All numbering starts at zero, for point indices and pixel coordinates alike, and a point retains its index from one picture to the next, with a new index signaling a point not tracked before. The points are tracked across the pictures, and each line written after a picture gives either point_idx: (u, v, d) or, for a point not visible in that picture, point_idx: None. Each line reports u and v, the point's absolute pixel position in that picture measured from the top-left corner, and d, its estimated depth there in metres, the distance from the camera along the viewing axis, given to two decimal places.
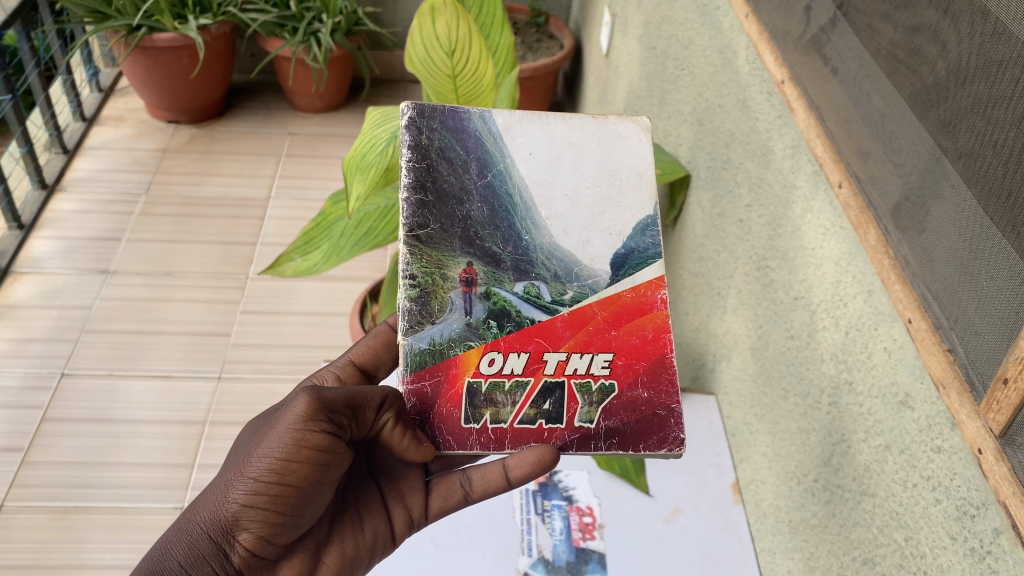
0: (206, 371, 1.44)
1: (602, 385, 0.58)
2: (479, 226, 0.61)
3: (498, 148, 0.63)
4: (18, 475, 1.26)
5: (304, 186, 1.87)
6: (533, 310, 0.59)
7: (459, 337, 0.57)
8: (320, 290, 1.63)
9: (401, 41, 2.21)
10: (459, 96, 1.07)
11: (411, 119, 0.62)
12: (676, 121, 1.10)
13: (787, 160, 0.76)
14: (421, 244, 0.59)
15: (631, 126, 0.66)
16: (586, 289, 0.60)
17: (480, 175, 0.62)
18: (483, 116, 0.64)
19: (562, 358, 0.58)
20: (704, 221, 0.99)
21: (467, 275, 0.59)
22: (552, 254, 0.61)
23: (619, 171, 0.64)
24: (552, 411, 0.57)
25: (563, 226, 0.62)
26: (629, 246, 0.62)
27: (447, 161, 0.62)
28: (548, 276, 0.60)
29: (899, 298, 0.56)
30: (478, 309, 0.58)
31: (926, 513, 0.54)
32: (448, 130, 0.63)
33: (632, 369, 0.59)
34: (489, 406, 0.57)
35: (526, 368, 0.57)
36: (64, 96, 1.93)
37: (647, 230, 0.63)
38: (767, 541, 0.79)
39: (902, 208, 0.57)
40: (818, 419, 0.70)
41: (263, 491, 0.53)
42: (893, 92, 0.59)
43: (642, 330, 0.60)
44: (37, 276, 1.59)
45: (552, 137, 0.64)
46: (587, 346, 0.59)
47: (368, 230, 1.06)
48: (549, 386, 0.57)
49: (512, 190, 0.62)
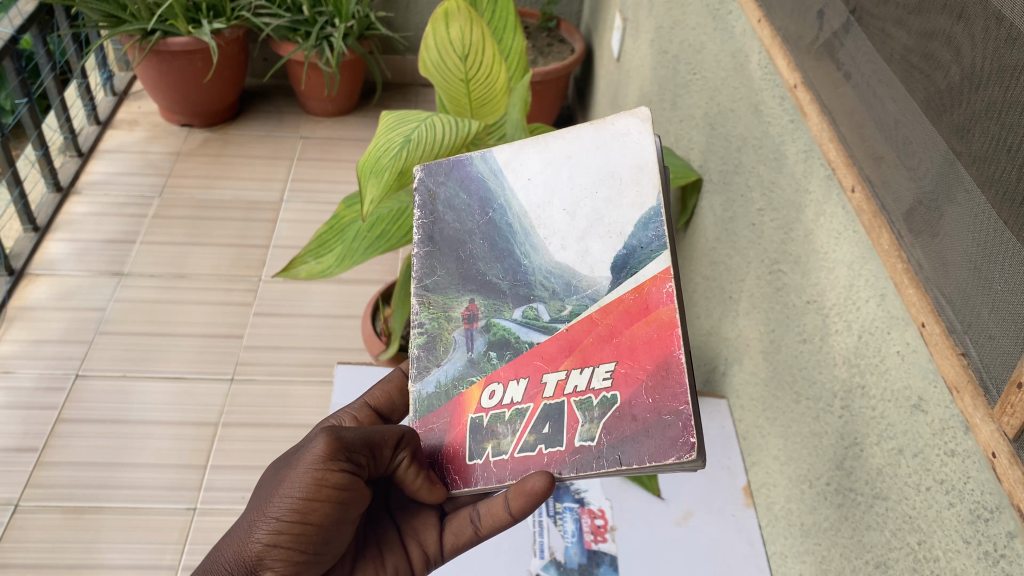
0: (219, 373, 1.45)
1: (603, 399, 0.53)
2: (482, 261, 0.61)
3: (500, 183, 0.62)
4: (34, 475, 1.27)
5: (316, 189, 1.88)
6: (530, 333, 0.57)
7: (461, 375, 0.58)
8: (332, 293, 1.63)
9: (412, 45, 2.22)
10: (472, 100, 1.08)
11: (421, 179, 0.65)
12: (688, 125, 1.10)
13: (800, 164, 0.76)
14: (429, 293, 0.61)
15: (630, 121, 0.60)
16: (585, 301, 0.57)
17: (483, 214, 0.62)
18: (485, 157, 0.64)
19: (561, 378, 0.55)
20: (716, 224, 0.99)
21: (469, 311, 0.60)
22: (551, 273, 0.59)
23: (617, 171, 0.59)
24: (551, 435, 0.53)
25: (561, 241, 0.59)
26: (632, 245, 0.57)
27: (454, 208, 0.63)
28: (547, 295, 0.58)
29: (913, 303, 0.56)
30: (478, 342, 0.58)
31: (940, 516, 0.55)
32: (453, 180, 0.64)
33: (635, 376, 0.53)
34: (489, 438, 0.55)
35: (525, 395, 0.55)
36: (78, 99, 1.95)
37: (650, 224, 0.57)
38: (779, 544, 0.79)
39: (915, 213, 0.58)
40: (830, 423, 0.70)
41: (285, 530, 0.53)
42: (907, 97, 0.59)
43: (648, 330, 0.54)
44: (52, 278, 1.60)
45: (550, 156, 0.62)
46: (587, 360, 0.55)
47: (381, 234, 1.06)
48: (548, 409, 0.54)
49: (512, 220, 0.61)
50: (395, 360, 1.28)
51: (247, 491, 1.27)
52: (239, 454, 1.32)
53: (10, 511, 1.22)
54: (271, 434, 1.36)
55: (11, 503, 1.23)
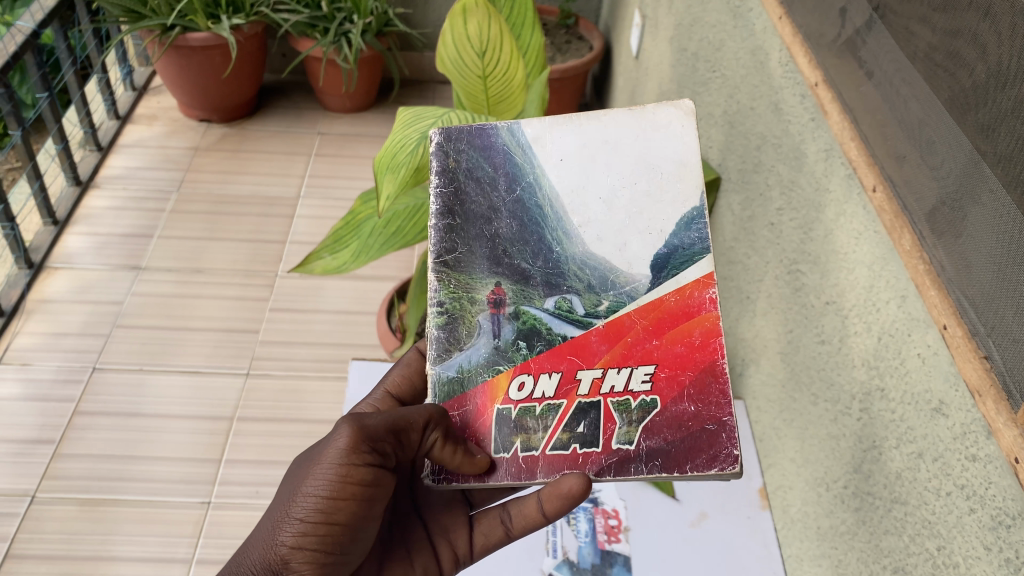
0: (234, 368, 1.45)
1: (642, 402, 0.56)
2: (508, 243, 0.61)
3: (528, 159, 0.62)
4: (51, 467, 1.28)
5: (333, 185, 1.88)
6: (564, 326, 0.58)
7: (488, 362, 0.58)
8: (347, 289, 1.63)
9: (430, 42, 2.22)
10: (489, 97, 1.08)
11: (439, 145, 0.63)
12: (707, 123, 1.09)
13: (820, 163, 0.76)
14: (449, 269, 0.60)
15: (673, 112, 0.61)
16: (623, 297, 0.58)
17: (510, 190, 0.61)
18: (512, 128, 0.63)
19: (597, 376, 0.57)
20: (734, 223, 0.98)
21: (495, 295, 0.59)
22: (585, 263, 0.59)
23: (658, 164, 0.60)
24: (586, 435, 0.55)
25: (597, 232, 0.60)
26: (673, 244, 0.59)
27: (476, 180, 0.62)
28: (581, 287, 0.59)
29: (935, 304, 0.56)
30: (506, 329, 0.58)
31: (960, 522, 0.54)
32: (476, 149, 0.63)
33: (676, 382, 0.56)
34: (519, 432, 0.56)
35: (558, 390, 0.57)
36: (99, 93, 1.96)
37: (692, 224, 0.59)
38: (795, 547, 0.78)
39: (937, 214, 0.57)
40: (848, 426, 0.69)
41: (310, 531, 0.53)
42: (931, 96, 0.58)
43: (689, 336, 0.57)
44: (70, 271, 1.61)
45: (584, 138, 0.62)
46: (625, 360, 0.57)
47: (397, 230, 1.06)
48: (583, 407, 0.56)
49: (542, 201, 0.61)
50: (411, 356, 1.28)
51: (261, 486, 1.27)
52: (253, 450, 1.33)
53: (27, 502, 1.23)
54: (286, 429, 1.36)
55: (28, 494, 1.24)
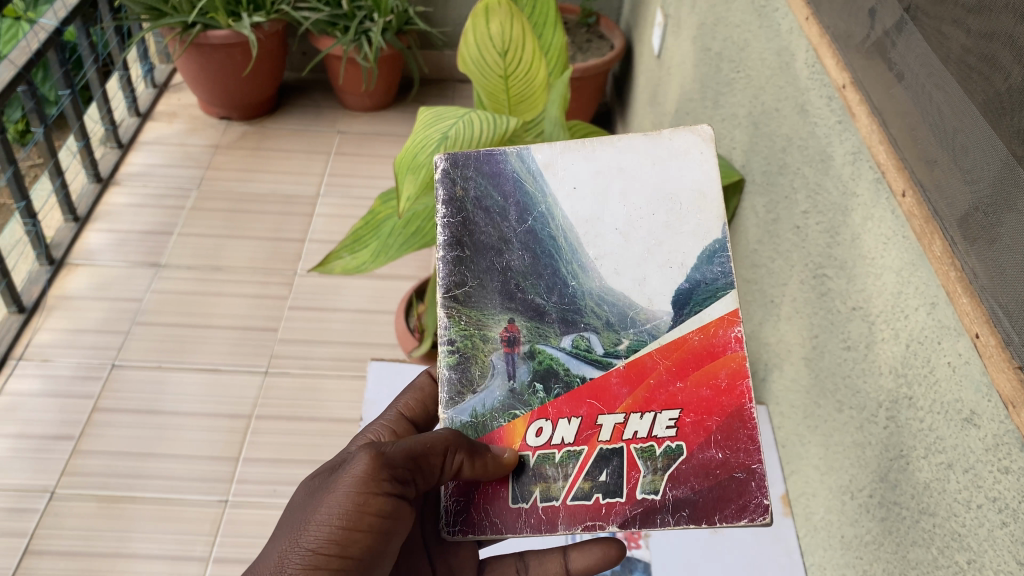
0: (253, 366, 1.45)
1: (667, 448, 0.57)
2: (520, 277, 0.61)
3: (539, 187, 0.62)
4: (70, 463, 1.28)
5: (352, 184, 1.88)
6: (582, 367, 0.59)
7: (505, 407, 0.59)
8: (365, 288, 1.63)
9: (450, 40, 2.21)
10: (510, 97, 1.07)
11: (445, 171, 0.63)
12: (730, 124, 1.08)
13: (847, 167, 0.74)
14: (460, 305, 0.60)
15: (690, 138, 0.63)
16: (644, 336, 0.60)
17: (521, 221, 0.62)
18: (521, 155, 0.63)
19: (619, 421, 0.58)
20: (758, 226, 0.97)
21: (509, 333, 0.60)
22: (603, 299, 0.60)
23: (678, 193, 0.62)
24: (609, 484, 0.57)
25: (614, 265, 0.61)
26: (694, 279, 0.60)
27: (484, 210, 0.62)
28: (598, 325, 0.60)
29: (967, 312, 0.55)
30: (521, 370, 0.60)
31: (991, 535, 0.53)
32: (483, 175, 0.63)
33: (702, 427, 0.58)
34: (538, 482, 0.57)
35: (577, 436, 0.58)
36: (120, 90, 1.97)
37: (714, 258, 0.60)
38: (818, 555, 0.77)
39: (971, 219, 0.55)
40: (875, 434, 0.68)
41: (323, 565, 0.54)
42: (964, 99, 0.57)
43: (715, 377, 0.59)
44: (90, 268, 1.62)
45: (599, 165, 0.63)
46: (648, 404, 0.58)
47: (417, 230, 1.06)
48: (606, 454, 0.57)
49: (554, 232, 0.61)
50: (429, 357, 1.28)
51: (278, 484, 1.27)
52: (270, 448, 1.33)
53: (46, 497, 1.23)
54: (303, 427, 1.36)
55: (47, 490, 1.24)
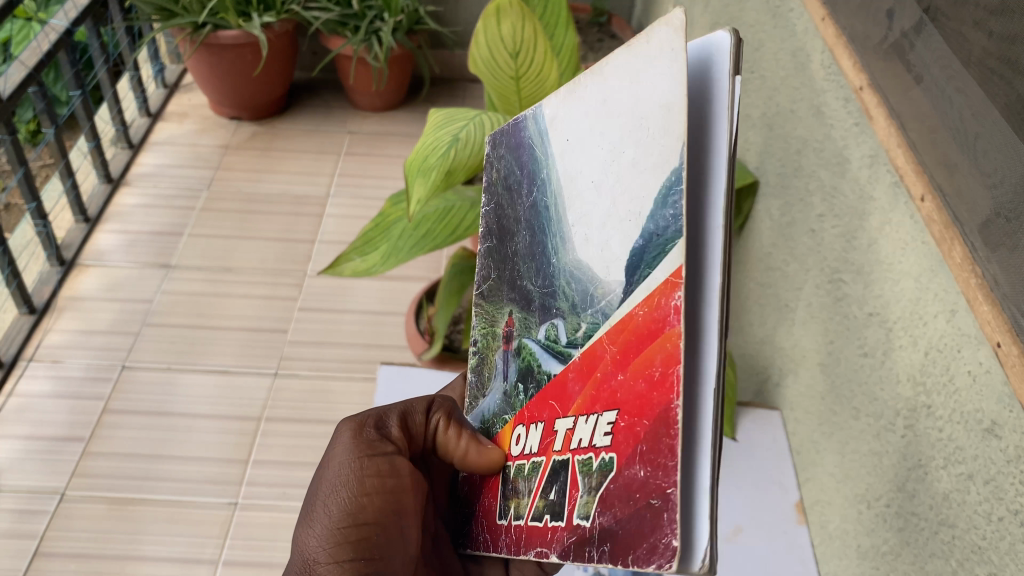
0: (262, 368, 1.45)
1: (602, 462, 0.43)
2: (523, 260, 0.58)
3: (543, 150, 0.55)
4: (80, 464, 1.28)
5: (362, 184, 1.87)
6: (551, 361, 0.52)
7: (499, 411, 0.58)
8: (376, 289, 1.63)
9: (461, 40, 2.21)
10: (521, 98, 1.06)
11: (490, 154, 0.64)
12: (744, 125, 1.07)
13: (864, 169, 0.73)
14: (483, 301, 0.63)
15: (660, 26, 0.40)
16: (600, 317, 0.47)
17: (528, 195, 0.57)
18: (538, 116, 0.56)
19: (571, 427, 0.48)
20: (773, 229, 0.95)
21: (508, 329, 0.59)
22: (575, 277, 0.50)
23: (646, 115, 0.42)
24: (554, 503, 0.46)
25: (587, 231, 0.49)
26: (650, 232, 0.41)
27: (510, 189, 0.60)
28: (568, 308, 0.51)
29: (988, 320, 0.53)
30: (513, 369, 0.58)
31: (1013, 548, 0.51)
32: (511, 151, 0.60)
33: (632, 434, 0.41)
34: (513, 496, 0.52)
35: (540, 445, 0.51)
36: (131, 91, 1.98)
37: (669, 198, 0.39)
38: (833, 564, 0.76)
39: (992, 225, 0.54)
40: (892, 442, 0.67)
41: (345, 536, 0.54)
42: (985, 102, 0.56)
43: (650, 365, 0.40)
44: (101, 269, 1.62)
45: (587, 104, 0.50)
46: (592, 405, 0.46)
47: (426, 233, 1.05)
48: (556, 469, 0.47)
49: (547, 202, 0.54)
50: (439, 359, 1.27)
51: (288, 487, 1.27)
52: (281, 450, 1.32)
53: (57, 499, 1.23)
54: (313, 430, 1.36)
55: (58, 492, 1.24)
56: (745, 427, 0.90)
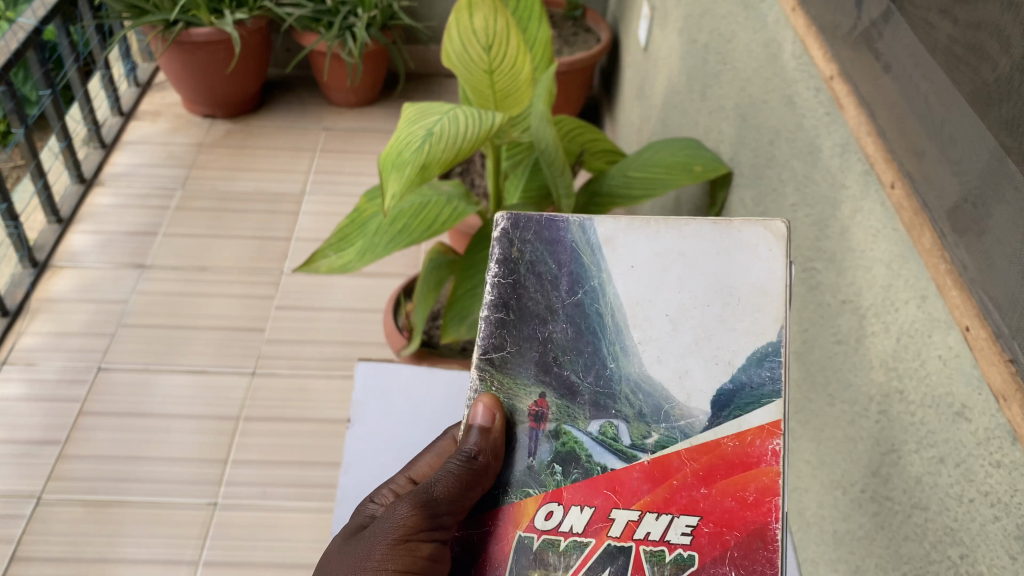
0: (240, 366, 1.45)
1: (678, 555, 0.51)
2: (559, 350, 0.56)
3: (595, 262, 0.57)
4: (56, 468, 1.27)
5: (339, 181, 1.87)
6: (604, 455, 0.54)
7: (518, 483, 0.55)
8: (353, 286, 1.62)
9: (436, 36, 2.20)
10: (495, 92, 1.06)
11: (505, 231, 0.59)
12: (718, 116, 1.08)
13: (836, 158, 0.74)
14: (494, 368, 0.57)
15: (761, 232, 0.55)
16: (675, 433, 0.53)
17: (570, 293, 0.57)
18: (582, 226, 0.58)
19: (633, 518, 0.52)
20: (747, 220, 0.96)
21: (537, 407, 0.56)
22: (639, 387, 0.54)
23: (739, 289, 0.54)
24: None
25: (657, 352, 0.55)
26: (739, 380, 0.53)
27: (536, 275, 0.58)
28: (630, 413, 0.54)
29: (956, 305, 0.53)
30: (543, 449, 0.55)
31: (983, 529, 0.52)
32: (542, 242, 0.59)
33: (720, 541, 0.51)
34: (538, 568, 0.52)
35: (587, 526, 0.52)
36: (102, 91, 1.95)
37: (766, 360, 0.53)
38: (811, 550, 0.77)
39: (959, 211, 0.55)
40: (866, 428, 0.67)
41: None
42: (952, 89, 0.56)
43: (743, 489, 0.51)
44: (74, 270, 1.60)
45: (658, 245, 0.57)
46: (667, 505, 0.52)
47: (403, 228, 1.07)
48: (612, 551, 0.51)
49: (602, 309, 0.56)
50: (417, 355, 1.27)
51: (267, 486, 1.27)
52: (261, 448, 1.32)
53: (33, 503, 1.22)
54: (293, 427, 1.36)
55: (34, 495, 1.23)
56: None
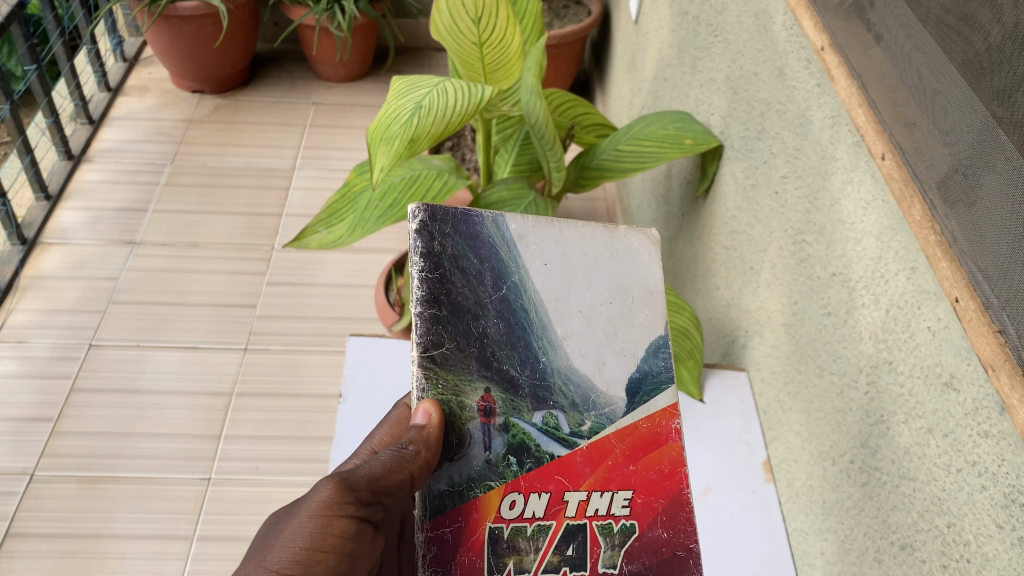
0: (232, 342, 1.44)
1: (623, 526, 0.55)
2: (495, 345, 0.55)
3: (513, 257, 0.57)
4: (49, 445, 1.27)
5: (329, 157, 1.86)
6: (552, 443, 0.55)
7: (479, 476, 0.53)
8: (345, 262, 1.62)
9: (426, 9, 2.18)
10: (485, 64, 1.05)
11: (423, 224, 0.55)
12: (709, 89, 1.07)
13: (827, 130, 0.73)
14: (437, 366, 0.53)
15: (641, 238, 0.60)
16: (604, 419, 0.56)
17: (495, 288, 0.56)
18: (496, 220, 0.57)
19: (583, 498, 0.54)
20: (737, 193, 0.96)
21: (485, 402, 0.54)
22: (569, 378, 0.56)
23: (632, 288, 0.59)
24: (575, 558, 0.53)
25: (579, 347, 0.57)
26: (643, 369, 0.58)
27: (461, 270, 0.55)
28: (566, 404, 0.55)
29: (946, 277, 0.53)
30: (497, 442, 0.54)
31: (970, 499, 0.53)
32: (461, 235, 0.56)
33: (652, 508, 0.55)
34: (512, 554, 0.52)
35: (547, 510, 0.54)
36: (88, 65, 1.93)
37: (660, 351, 0.58)
38: (800, 521, 0.78)
39: (950, 182, 0.54)
40: (855, 399, 0.68)
41: None
42: (943, 59, 0.56)
43: (659, 464, 0.56)
44: (64, 247, 1.59)
45: (565, 246, 0.58)
46: (606, 483, 0.55)
47: (393, 202, 1.07)
48: (571, 529, 0.54)
49: (527, 304, 0.56)
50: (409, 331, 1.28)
51: (260, 461, 1.27)
52: (254, 424, 1.32)
53: (26, 480, 1.22)
54: (285, 403, 1.36)
55: (27, 472, 1.23)
56: (711, 390, 0.91)
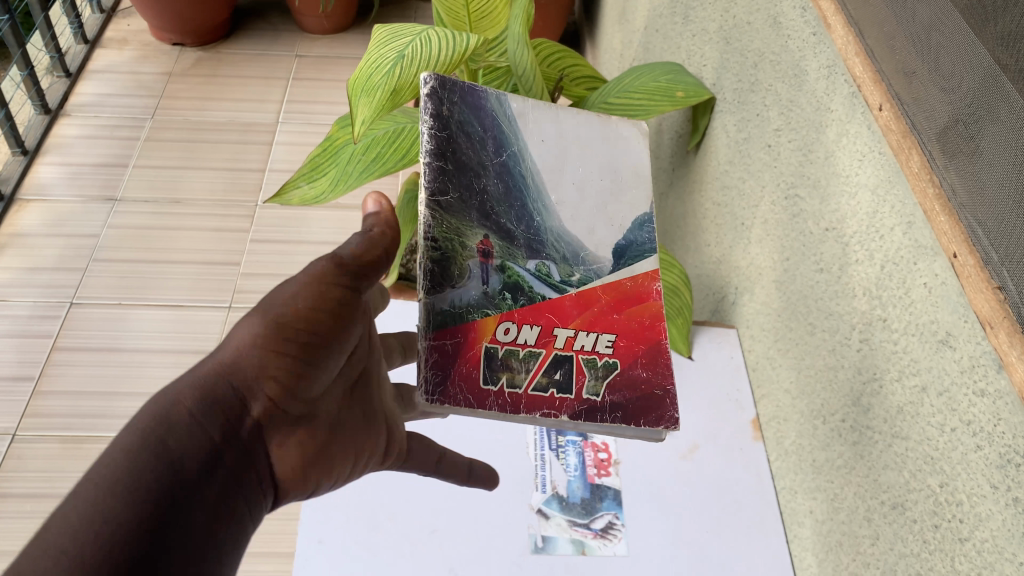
0: (216, 301, 1.42)
1: (606, 362, 0.57)
2: (495, 201, 0.58)
3: (514, 130, 0.62)
4: (31, 405, 1.25)
5: (314, 111, 1.82)
6: (544, 287, 0.57)
7: (477, 304, 0.55)
8: (331, 218, 1.59)
9: None
10: (470, 12, 1.02)
11: (432, 88, 0.60)
12: (700, 40, 1.04)
13: (821, 81, 0.71)
14: (442, 210, 0.55)
15: (631, 130, 0.67)
16: (593, 273, 0.59)
17: (497, 153, 0.60)
18: (499, 98, 0.62)
19: (571, 334, 0.56)
20: (728, 146, 0.94)
21: (484, 246, 0.56)
22: (560, 238, 0.60)
23: (622, 170, 0.65)
24: (563, 381, 0.55)
25: (571, 213, 0.61)
26: (629, 239, 0.62)
27: (466, 135, 0.59)
28: (557, 257, 0.59)
29: (943, 231, 0.51)
30: (494, 279, 0.56)
31: (964, 458, 0.51)
32: (467, 106, 0.60)
33: (632, 351, 0.58)
34: (506, 370, 0.54)
35: (537, 339, 0.55)
36: (64, 17, 1.88)
37: (644, 226, 0.63)
38: (789, 479, 0.77)
39: (950, 132, 0.52)
40: (848, 357, 0.66)
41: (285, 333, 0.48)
42: (948, 4, 0.54)
43: (642, 316, 0.59)
44: (43, 204, 1.56)
45: (561, 129, 0.64)
46: (593, 325, 0.57)
47: (377, 156, 1.03)
48: (559, 358, 0.56)
49: (525, 171, 0.60)
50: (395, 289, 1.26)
51: None
52: None
53: (8, 441, 1.21)
54: None
55: (9, 432, 1.22)
56: (702, 349, 0.90)
